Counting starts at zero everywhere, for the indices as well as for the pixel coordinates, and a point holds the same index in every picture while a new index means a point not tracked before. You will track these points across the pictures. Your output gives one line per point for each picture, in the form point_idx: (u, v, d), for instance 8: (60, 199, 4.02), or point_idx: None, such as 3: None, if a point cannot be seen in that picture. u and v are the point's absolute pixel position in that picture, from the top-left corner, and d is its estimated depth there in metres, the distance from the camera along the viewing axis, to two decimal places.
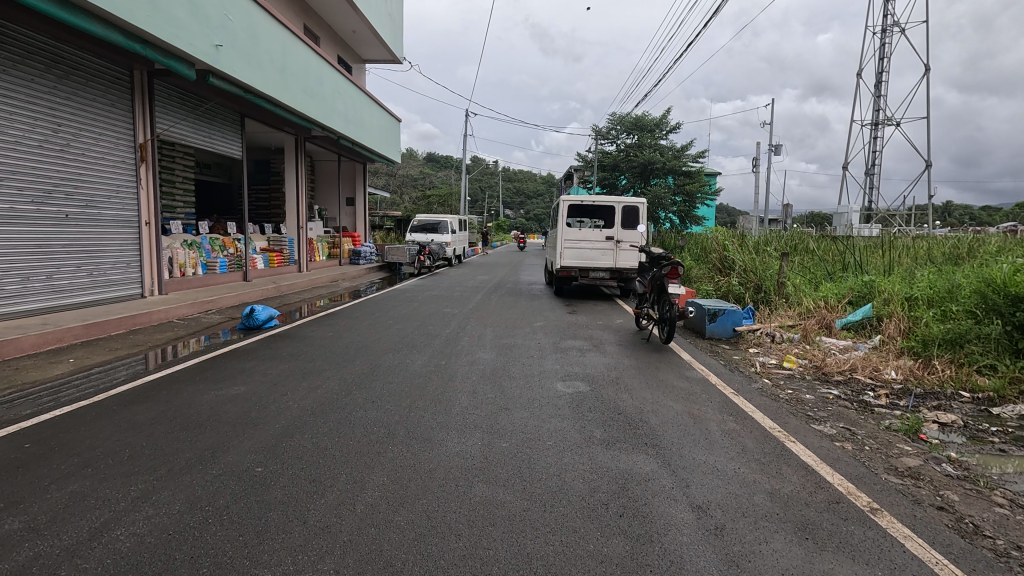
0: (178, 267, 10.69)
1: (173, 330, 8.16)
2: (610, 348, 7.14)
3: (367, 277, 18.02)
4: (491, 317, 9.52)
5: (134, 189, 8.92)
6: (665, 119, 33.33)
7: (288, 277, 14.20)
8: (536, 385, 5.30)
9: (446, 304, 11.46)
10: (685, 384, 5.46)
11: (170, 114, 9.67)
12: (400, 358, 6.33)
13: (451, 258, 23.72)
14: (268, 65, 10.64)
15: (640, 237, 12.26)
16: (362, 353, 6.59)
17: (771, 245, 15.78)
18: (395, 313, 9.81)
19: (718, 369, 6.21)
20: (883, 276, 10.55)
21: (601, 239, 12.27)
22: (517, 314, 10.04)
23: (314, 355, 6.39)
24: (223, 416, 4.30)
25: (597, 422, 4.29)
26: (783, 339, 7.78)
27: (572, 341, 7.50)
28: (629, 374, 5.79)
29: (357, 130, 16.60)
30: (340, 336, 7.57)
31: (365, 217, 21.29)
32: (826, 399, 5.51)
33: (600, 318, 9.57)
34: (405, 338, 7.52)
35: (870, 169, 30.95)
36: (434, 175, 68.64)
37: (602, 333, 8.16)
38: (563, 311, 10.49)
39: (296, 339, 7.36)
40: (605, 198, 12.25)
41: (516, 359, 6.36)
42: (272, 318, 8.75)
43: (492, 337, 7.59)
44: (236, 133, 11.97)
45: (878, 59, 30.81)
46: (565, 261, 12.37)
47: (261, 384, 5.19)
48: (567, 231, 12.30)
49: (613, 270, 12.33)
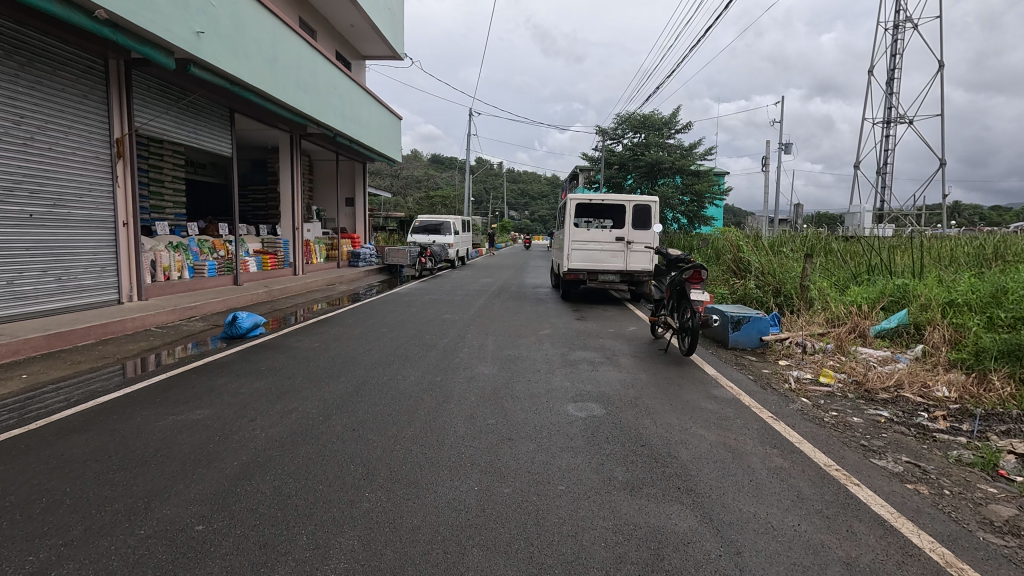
0: (162, 270, 10.10)
1: (148, 340, 7.53)
2: (625, 361, 6.43)
3: (366, 280, 17.36)
4: (493, 325, 8.84)
5: (109, 187, 8.30)
6: (673, 117, 32.62)
7: (283, 280, 13.56)
8: (543, 407, 4.61)
9: (447, 309, 10.78)
10: (715, 406, 4.76)
11: (150, 108, 9.04)
12: (391, 374, 5.65)
13: (454, 260, 23.06)
14: (255, 56, 10.01)
15: (652, 237, 11.57)
16: (349, 367, 5.91)
17: (788, 246, 15.00)
18: (392, 320, 9.15)
19: (749, 387, 5.49)
20: (917, 279, 9.76)
21: (611, 240, 11.58)
22: (522, 321, 9.33)
23: (295, 370, 5.72)
24: (173, 449, 3.64)
25: (617, 458, 3.60)
26: (815, 350, 7.04)
27: (582, 352, 6.81)
28: (650, 393, 5.09)
29: (355, 127, 15.94)
30: (327, 348, 6.89)
31: (365, 218, 20.67)
32: (877, 424, 4.78)
33: (612, 325, 8.86)
34: (399, 349, 6.84)
35: (882, 168, 30.18)
36: (438, 176, 68.16)
37: (615, 343, 7.45)
38: (571, 317, 9.78)
39: (278, 351, 6.69)
40: (615, 197, 11.56)
41: (522, 375, 5.67)
42: (257, 326, 8.10)
43: (494, 348, 6.89)
44: (225, 128, 11.35)
45: (890, 56, 30.07)
46: (572, 263, 11.70)
47: (227, 407, 4.52)
48: (575, 231, 11.64)
49: (623, 273, 11.63)
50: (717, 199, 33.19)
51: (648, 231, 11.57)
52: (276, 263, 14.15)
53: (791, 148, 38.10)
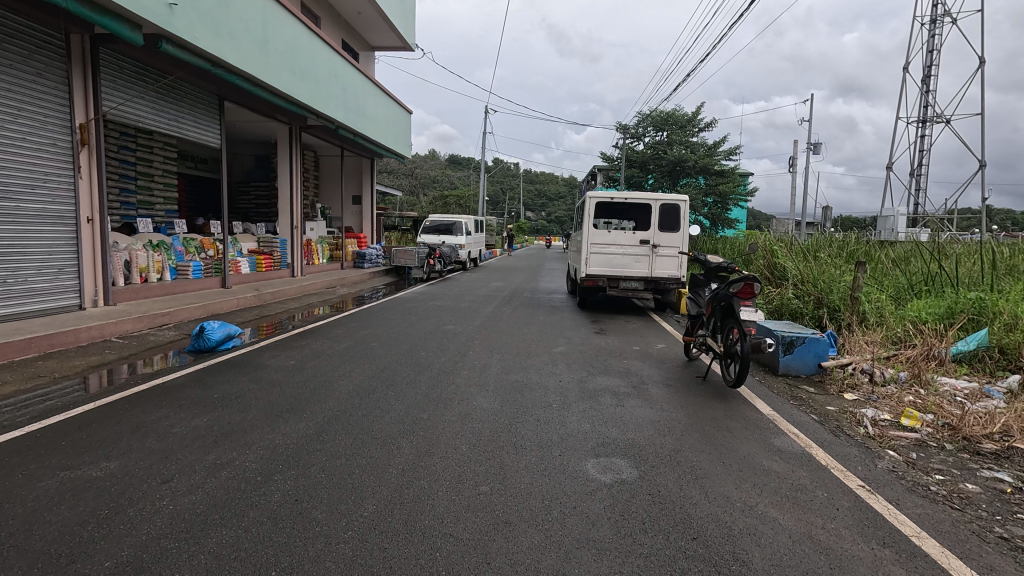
0: (139, 271, 9.21)
1: (103, 353, 6.57)
2: (657, 392, 5.27)
3: (370, 282, 16.37)
4: (500, 339, 7.73)
5: (68, 178, 7.37)
6: (697, 115, 31.30)
7: (278, 283, 12.61)
8: (556, 466, 3.50)
9: (450, 317, 9.72)
10: (782, 467, 3.59)
11: (121, 91, 8.11)
12: (367, 408, 4.58)
13: (466, 262, 22.02)
14: (241, 36, 9.06)
15: (681, 241, 10.39)
16: (320, 397, 4.85)
17: (829, 252, 13.66)
18: (387, 331, 8.12)
19: (818, 434, 4.30)
20: (991, 291, 8.44)
21: (635, 243, 10.42)
22: (533, 334, 8.22)
23: (251, 401, 4.67)
24: (33, 535, 2.60)
25: (659, 567, 2.47)
26: (887, 380, 5.79)
27: (604, 378, 5.68)
28: (694, 444, 3.94)
29: (361, 120, 15.02)
30: (301, 369, 5.85)
31: (372, 217, 19.76)
32: (1002, 495, 3.56)
33: (637, 341, 7.73)
34: (386, 371, 5.77)
35: (918, 169, 28.58)
36: (454, 175, 67.39)
37: (642, 366, 6.29)
38: (590, 330, 8.64)
39: (243, 371, 5.66)
40: (640, 195, 10.40)
41: (529, 412, 4.56)
42: (230, 338, 7.09)
43: (498, 372, 5.78)
44: (214, 117, 10.44)
45: (927, 52, 28.47)
46: (591, 269, 10.55)
47: (143, 458, 3.47)
48: (595, 233, 10.51)
49: (647, 280, 10.47)
50: (742, 200, 31.77)
51: (676, 234, 10.40)
52: (271, 264, 13.22)
53: (820, 148, 36.48)
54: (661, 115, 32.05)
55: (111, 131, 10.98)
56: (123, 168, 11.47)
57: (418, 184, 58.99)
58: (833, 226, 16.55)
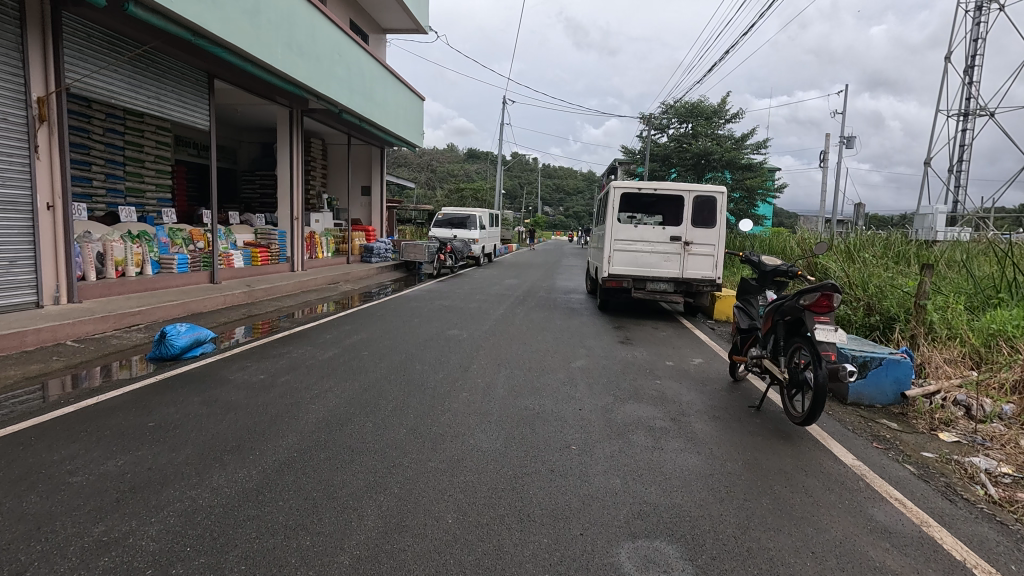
0: (114, 264, 8.35)
1: (50, 360, 5.69)
2: (702, 428, 4.20)
3: (376, 278, 15.45)
4: (511, 349, 6.69)
5: (23, 158, 6.50)
6: (724, 105, 29.84)
7: (275, 278, 11.70)
8: (575, 558, 2.46)
9: (456, 320, 8.73)
10: (901, 567, 2.50)
11: (89, 62, 7.23)
12: (334, 447, 3.60)
13: (479, 257, 21.01)
14: (225, 2, 8.11)
15: (716, 238, 9.24)
16: (279, 429, 3.87)
17: (877, 253, 12.20)
18: (383, 337, 7.15)
19: (929, 503, 3.18)
20: None
21: (664, 239, 9.30)
22: (549, 343, 7.17)
23: (192, 435, 3.71)
24: None
25: None
26: (990, 416, 4.57)
27: (634, 407, 4.62)
28: (765, 518, 2.86)
29: (368, 105, 14.08)
30: (270, 387, 4.89)
31: (381, 209, 18.85)
32: None
33: (669, 354, 6.65)
34: (369, 393, 4.77)
35: (959, 164, 26.83)
36: (471, 168, 66.47)
37: (679, 389, 5.20)
38: (614, 339, 7.57)
39: (199, 389, 4.71)
40: (671, 185, 9.28)
41: (541, 459, 3.52)
42: (198, 345, 6.16)
43: (506, 396, 4.75)
44: (202, 96, 9.56)
45: (972, 39, 26.65)
46: (615, 268, 9.45)
47: (3, 531, 2.52)
48: (620, 229, 9.41)
49: (677, 281, 9.34)
50: (770, 195, 30.26)
51: (711, 230, 9.25)
52: (268, 257, 12.30)
53: (853, 142, 34.69)
54: (685, 105, 30.64)
55: (95, 111, 10.22)
56: (110, 152, 10.67)
57: (435, 177, 58.14)
58: (866, 223, 15.26)
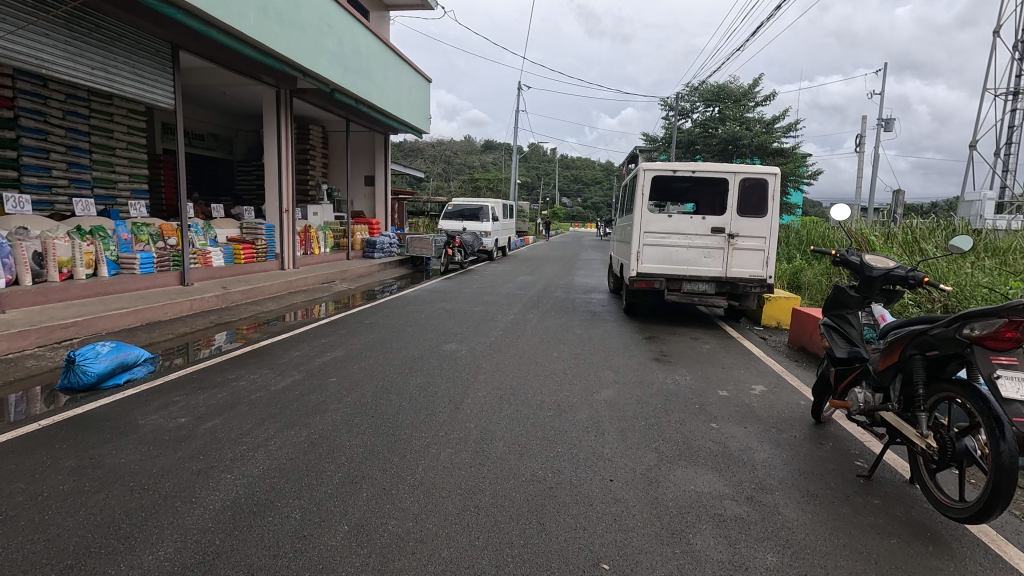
0: (57, 265, 7.22)
1: None
2: (800, 520, 2.78)
3: (379, 275, 14.19)
4: (519, 372, 5.30)
5: None
6: (754, 87, 27.94)
7: (260, 277, 10.44)
8: None
9: (456, 328, 7.38)
10: None
11: (4, 21, 5.97)
12: (224, 572, 2.27)
13: (491, 251, 19.64)
14: None
15: (767, 229, 7.72)
16: (155, 528, 2.55)
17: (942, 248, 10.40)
18: (361, 356, 5.80)
19: None
20: None
21: (704, 232, 7.81)
22: (567, 362, 5.76)
23: (17, 543, 2.41)
24: None
25: None
26: None
27: (690, 476, 3.21)
28: None
29: (365, 84, 12.70)
30: (185, 439, 3.57)
31: (386, 200, 17.58)
32: None
33: (722, 380, 5.20)
34: (316, 451, 3.44)
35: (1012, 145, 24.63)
36: (487, 159, 65.00)
37: (747, 441, 3.76)
38: (648, 355, 6.13)
39: (81, 445, 3.41)
40: (712, 167, 7.78)
41: None
42: (122, 371, 4.89)
43: (507, 459, 3.38)
44: (164, 69, 8.27)
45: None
46: (645, 266, 7.99)
47: None
48: (651, 219, 7.94)
49: (720, 280, 7.85)
50: (803, 183, 28.32)
51: (761, 220, 7.74)
52: (253, 254, 11.00)
53: (892, 124, 32.46)
54: (712, 88, 28.75)
55: (52, 91, 9.03)
56: (73, 139, 9.49)
57: (449, 169, 56.77)
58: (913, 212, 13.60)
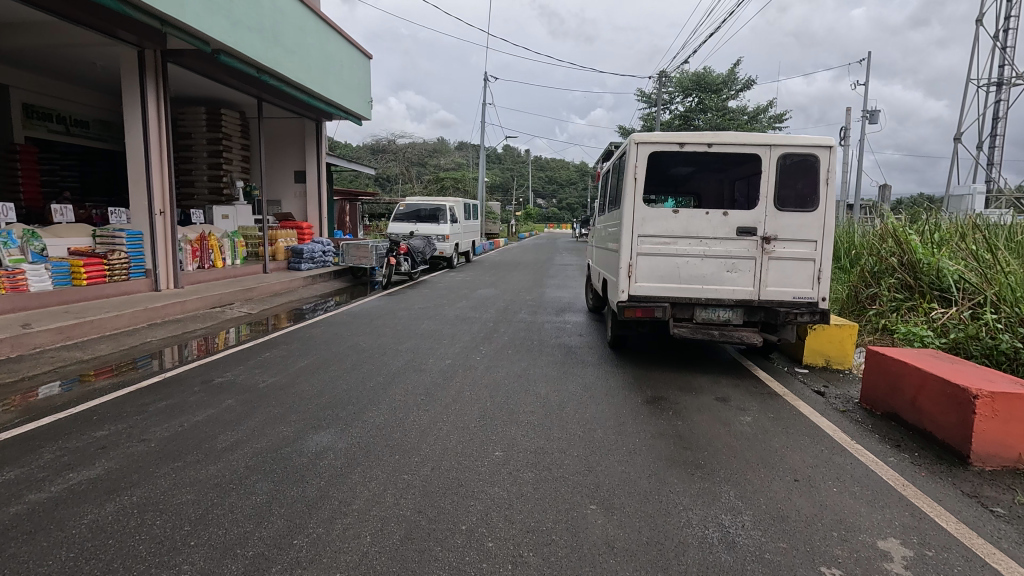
0: None
1: None
2: None
3: (304, 292, 11.40)
4: (416, 523, 2.65)
5: None
6: (735, 75, 25.90)
7: (108, 304, 7.54)
8: None
9: (350, 392, 4.69)
10: None
11: None
12: None
13: (450, 258, 16.92)
14: None
15: (819, 229, 5.24)
16: None
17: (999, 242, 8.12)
18: (129, 480, 3.06)
19: None
20: None
21: (726, 233, 5.30)
22: (516, 478, 3.11)
23: None
24: None
25: None
26: None
27: None
28: None
29: (269, 48, 9.86)
30: None
31: (321, 200, 14.75)
32: None
33: (819, 535, 2.61)
34: None
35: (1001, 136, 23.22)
36: (455, 159, 62.07)
37: None
38: (661, 452, 3.52)
39: None
40: (737, 138, 5.25)
41: None
42: None
43: None
44: None
45: None
46: (641, 286, 5.42)
47: None
48: (648, 216, 5.38)
49: (750, 304, 5.34)
50: None
51: (810, 216, 5.25)
52: (105, 272, 8.09)
53: (876, 117, 30.95)
54: (690, 76, 26.48)
55: None
56: None
57: (416, 169, 53.75)
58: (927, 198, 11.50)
